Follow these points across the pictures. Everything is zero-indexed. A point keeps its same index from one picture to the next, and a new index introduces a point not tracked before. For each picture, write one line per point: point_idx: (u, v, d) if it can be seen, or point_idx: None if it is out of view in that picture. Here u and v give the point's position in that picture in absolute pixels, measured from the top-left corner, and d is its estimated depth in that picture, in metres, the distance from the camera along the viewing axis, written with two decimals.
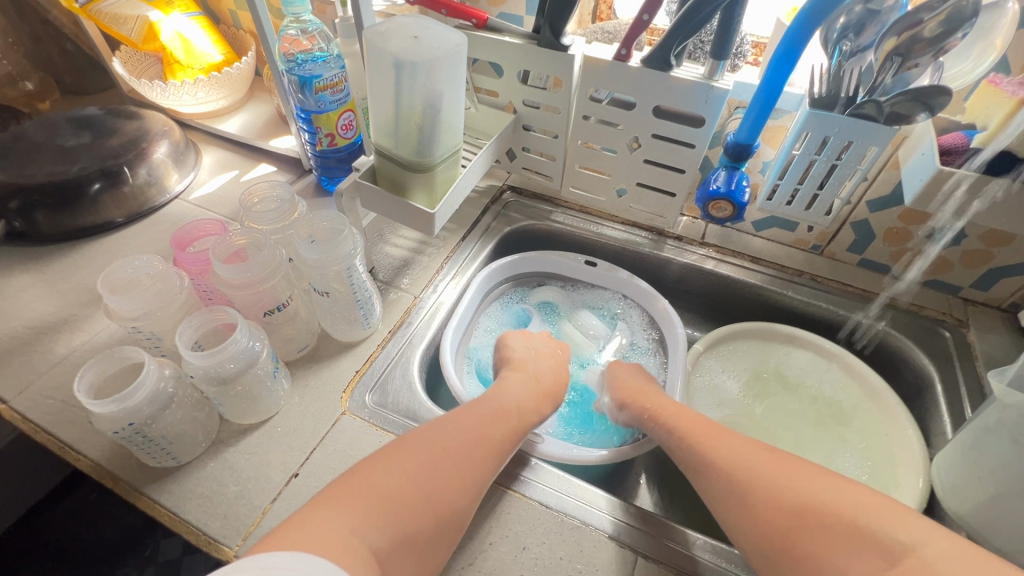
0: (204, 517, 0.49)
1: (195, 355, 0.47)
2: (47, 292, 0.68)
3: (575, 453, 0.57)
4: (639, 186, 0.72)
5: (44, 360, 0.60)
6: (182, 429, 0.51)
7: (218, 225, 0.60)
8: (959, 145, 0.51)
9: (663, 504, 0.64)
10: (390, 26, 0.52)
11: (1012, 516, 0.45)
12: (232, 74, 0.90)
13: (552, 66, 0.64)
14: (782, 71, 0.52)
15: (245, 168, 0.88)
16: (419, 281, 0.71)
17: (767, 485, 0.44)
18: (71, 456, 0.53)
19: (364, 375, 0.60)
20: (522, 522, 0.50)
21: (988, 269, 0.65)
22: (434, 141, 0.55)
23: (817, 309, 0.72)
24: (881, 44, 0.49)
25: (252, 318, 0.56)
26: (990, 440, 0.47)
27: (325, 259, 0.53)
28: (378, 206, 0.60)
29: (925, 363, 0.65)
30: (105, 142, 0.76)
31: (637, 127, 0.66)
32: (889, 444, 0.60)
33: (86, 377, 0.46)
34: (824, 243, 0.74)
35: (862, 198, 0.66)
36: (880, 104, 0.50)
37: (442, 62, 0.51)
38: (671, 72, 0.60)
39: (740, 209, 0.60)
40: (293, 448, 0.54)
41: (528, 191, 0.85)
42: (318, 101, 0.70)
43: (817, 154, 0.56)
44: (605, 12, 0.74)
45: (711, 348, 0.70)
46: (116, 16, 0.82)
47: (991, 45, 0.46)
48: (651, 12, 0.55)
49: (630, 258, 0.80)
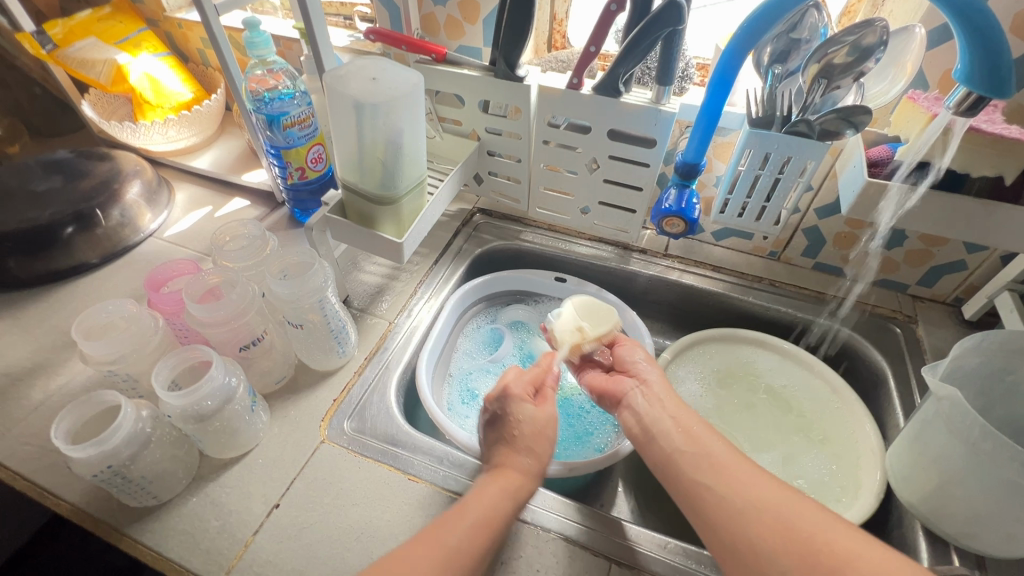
0: (187, 554, 0.49)
1: (171, 395, 0.48)
2: (22, 338, 0.68)
3: (550, 467, 0.58)
4: (601, 204, 0.75)
5: (21, 407, 0.61)
6: (161, 468, 0.52)
7: (191, 265, 0.61)
8: (885, 158, 0.55)
9: (640, 511, 0.66)
10: (350, 69, 0.55)
11: (957, 502, 0.48)
12: (202, 112, 0.92)
13: (510, 95, 0.67)
14: (720, 97, 0.56)
15: (219, 203, 0.90)
16: (394, 306, 0.73)
17: None
18: (51, 501, 0.53)
19: (342, 403, 0.62)
20: (499, 538, 0.51)
21: (929, 267, 0.70)
22: (398, 174, 0.57)
23: (777, 312, 0.75)
24: (806, 69, 0.53)
25: (229, 354, 0.57)
26: (930, 430, 0.50)
27: (298, 294, 0.55)
28: (348, 238, 0.62)
29: (878, 359, 0.68)
30: (77, 185, 0.77)
31: (594, 149, 0.69)
32: (849, 439, 0.63)
33: (64, 424, 0.47)
34: (780, 249, 0.78)
35: (810, 206, 0.70)
36: (810, 122, 0.53)
37: (400, 101, 0.53)
38: (621, 98, 0.63)
39: (692, 224, 0.64)
40: (273, 480, 0.55)
41: (497, 212, 0.88)
42: (287, 137, 0.71)
43: (760, 169, 0.59)
44: (559, 41, 0.78)
45: (680, 355, 0.73)
46: (83, 61, 0.85)
47: (903, 67, 0.50)
48: (598, 44, 0.59)
49: (599, 273, 0.83)
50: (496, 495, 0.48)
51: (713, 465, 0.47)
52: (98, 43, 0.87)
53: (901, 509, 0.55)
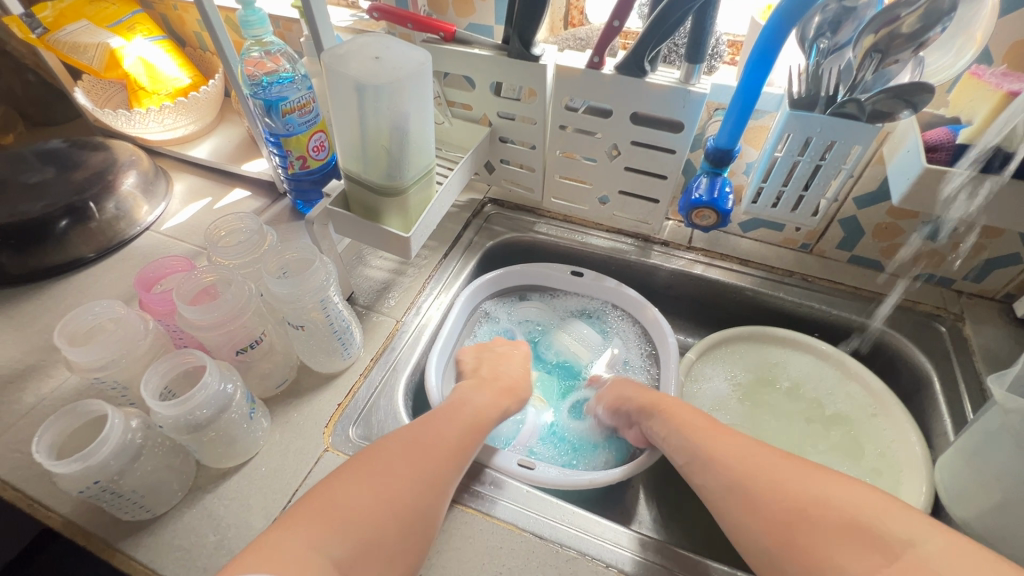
0: (182, 572, 0.46)
1: (161, 404, 0.45)
2: (14, 338, 0.65)
3: (569, 477, 0.55)
4: (622, 194, 0.71)
5: (11, 412, 0.57)
6: (155, 480, 0.48)
7: (185, 262, 0.57)
8: (945, 141, 0.49)
9: (664, 522, 0.62)
10: (350, 48, 0.50)
11: (1021, 525, 0.44)
12: (200, 99, 0.88)
13: (525, 76, 0.62)
14: (759, 75, 0.51)
15: (218, 194, 0.86)
16: (401, 303, 0.69)
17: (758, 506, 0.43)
18: (41, 514, 0.50)
19: (347, 408, 0.58)
20: (515, 557, 0.48)
21: (980, 261, 0.64)
22: (404, 163, 0.53)
23: (810, 309, 0.71)
24: (859, 41, 0.47)
25: (225, 357, 0.54)
26: (993, 444, 0.46)
27: (298, 293, 0.51)
28: (352, 232, 0.58)
29: (922, 361, 0.63)
30: (69, 176, 0.74)
31: (615, 134, 0.64)
32: (891, 447, 0.58)
33: (46, 437, 0.43)
34: (813, 241, 0.72)
35: (849, 195, 0.65)
36: (861, 102, 0.48)
37: (406, 82, 0.49)
38: (646, 78, 0.58)
39: (724, 216, 0.59)
40: (274, 491, 0.51)
41: (510, 203, 0.83)
42: (286, 124, 0.67)
43: (800, 155, 0.54)
44: (577, 17, 0.73)
45: (705, 355, 0.68)
46: (75, 45, 0.80)
47: (972, 37, 0.45)
48: (622, 18, 0.53)
49: (618, 267, 0.78)
50: (466, 420, 0.52)
51: (763, 491, 0.43)
52: (89, 26, 0.82)
53: (952, 527, 0.51)
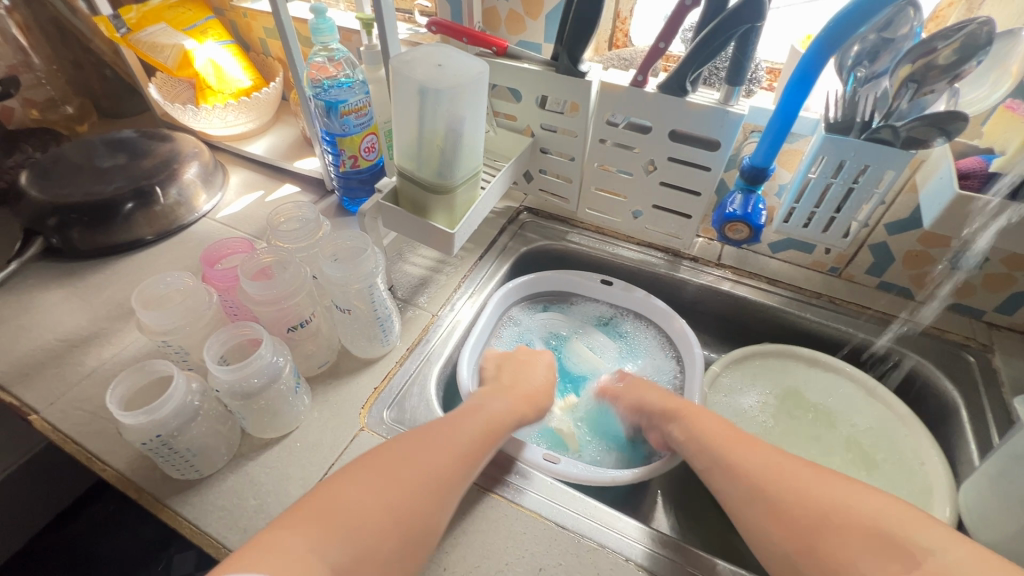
0: (225, 530, 0.49)
1: (221, 369, 0.49)
2: (80, 306, 0.70)
3: (591, 474, 0.56)
4: (655, 208, 0.73)
5: (75, 372, 0.62)
6: (205, 442, 0.52)
7: (245, 244, 0.62)
8: (977, 169, 0.52)
9: (680, 530, 0.63)
10: (416, 55, 0.54)
11: None
12: (261, 99, 0.94)
13: (570, 91, 0.66)
14: (798, 97, 0.53)
15: (270, 188, 0.91)
16: (436, 299, 0.72)
17: (765, 514, 0.45)
18: (99, 467, 0.54)
19: (382, 392, 0.61)
20: (537, 543, 0.49)
21: (1012, 294, 0.64)
22: (455, 164, 0.56)
23: (837, 332, 0.71)
24: (896, 71, 0.49)
25: (276, 333, 0.57)
26: (1018, 468, 0.47)
27: (348, 277, 0.55)
28: (400, 227, 0.62)
29: (948, 388, 0.64)
30: (139, 163, 0.80)
31: (652, 150, 0.67)
32: (916, 466, 0.58)
33: (118, 390, 0.48)
34: (842, 266, 0.73)
35: (879, 220, 0.67)
36: (896, 129, 0.50)
37: (465, 89, 0.53)
38: (687, 97, 0.61)
39: (757, 231, 0.61)
40: (312, 463, 0.54)
41: (545, 212, 0.86)
42: (343, 125, 0.72)
43: (833, 178, 0.56)
44: (621, 39, 0.77)
45: (730, 369, 0.70)
46: (153, 45, 0.86)
47: (1006, 71, 0.47)
48: (667, 40, 0.57)
49: (645, 279, 0.80)
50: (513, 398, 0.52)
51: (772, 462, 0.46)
52: (167, 28, 0.89)
53: None
